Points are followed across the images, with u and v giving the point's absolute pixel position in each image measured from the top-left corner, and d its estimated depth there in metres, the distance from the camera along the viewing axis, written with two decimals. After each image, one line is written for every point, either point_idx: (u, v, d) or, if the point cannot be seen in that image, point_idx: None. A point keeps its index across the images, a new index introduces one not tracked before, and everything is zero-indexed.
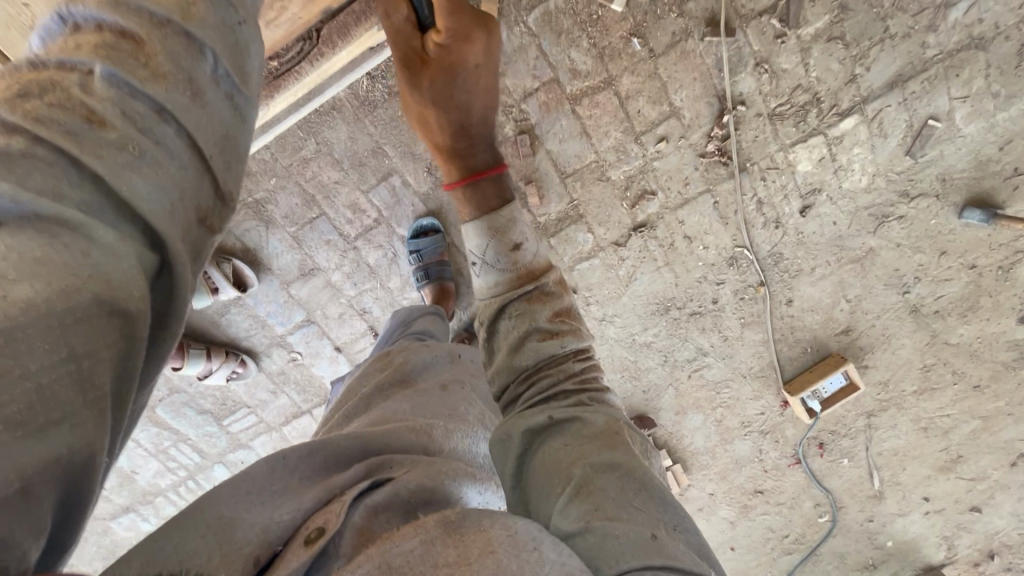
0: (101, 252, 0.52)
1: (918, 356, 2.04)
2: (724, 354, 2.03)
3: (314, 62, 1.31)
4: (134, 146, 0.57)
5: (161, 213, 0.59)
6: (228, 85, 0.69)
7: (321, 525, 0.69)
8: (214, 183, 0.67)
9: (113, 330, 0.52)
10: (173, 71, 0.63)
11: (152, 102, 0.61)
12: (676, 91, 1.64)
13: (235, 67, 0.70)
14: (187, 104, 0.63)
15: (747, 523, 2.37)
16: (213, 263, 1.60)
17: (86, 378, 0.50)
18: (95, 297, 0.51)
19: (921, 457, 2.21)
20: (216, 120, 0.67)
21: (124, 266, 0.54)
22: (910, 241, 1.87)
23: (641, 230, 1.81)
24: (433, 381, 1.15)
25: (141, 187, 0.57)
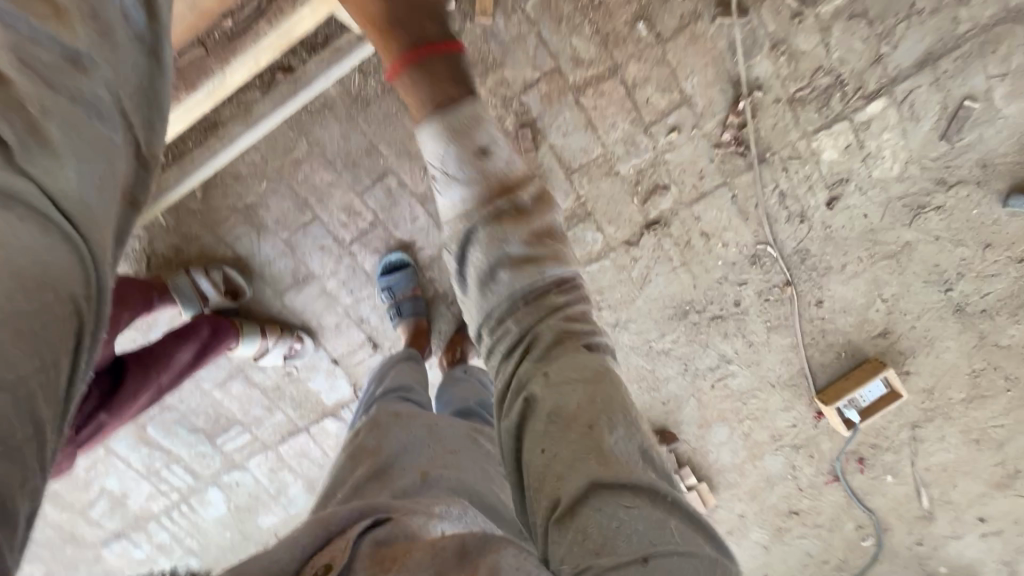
0: (38, 238, 0.56)
1: (966, 360, 1.86)
2: (749, 361, 1.87)
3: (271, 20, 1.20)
4: (36, 106, 0.60)
5: (99, 202, 0.63)
6: (137, 22, 0.72)
7: (328, 562, 0.65)
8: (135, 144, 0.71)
9: (65, 327, 0.57)
10: (74, 9, 0.66)
11: (64, 50, 0.64)
12: (686, 77, 1.54)
13: (147, 5, 0.74)
14: (98, 44, 0.68)
15: (783, 548, 2.16)
16: (201, 271, 1.54)
17: (50, 388, 0.55)
18: (54, 295, 0.56)
19: (975, 472, 2.00)
20: (129, 64, 0.71)
21: (57, 259, 0.57)
22: (950, 233, 1.71)
23: (654, 228, 1.69)
24: (416, 468, 0.90)
25: (67, 165, 0.61)
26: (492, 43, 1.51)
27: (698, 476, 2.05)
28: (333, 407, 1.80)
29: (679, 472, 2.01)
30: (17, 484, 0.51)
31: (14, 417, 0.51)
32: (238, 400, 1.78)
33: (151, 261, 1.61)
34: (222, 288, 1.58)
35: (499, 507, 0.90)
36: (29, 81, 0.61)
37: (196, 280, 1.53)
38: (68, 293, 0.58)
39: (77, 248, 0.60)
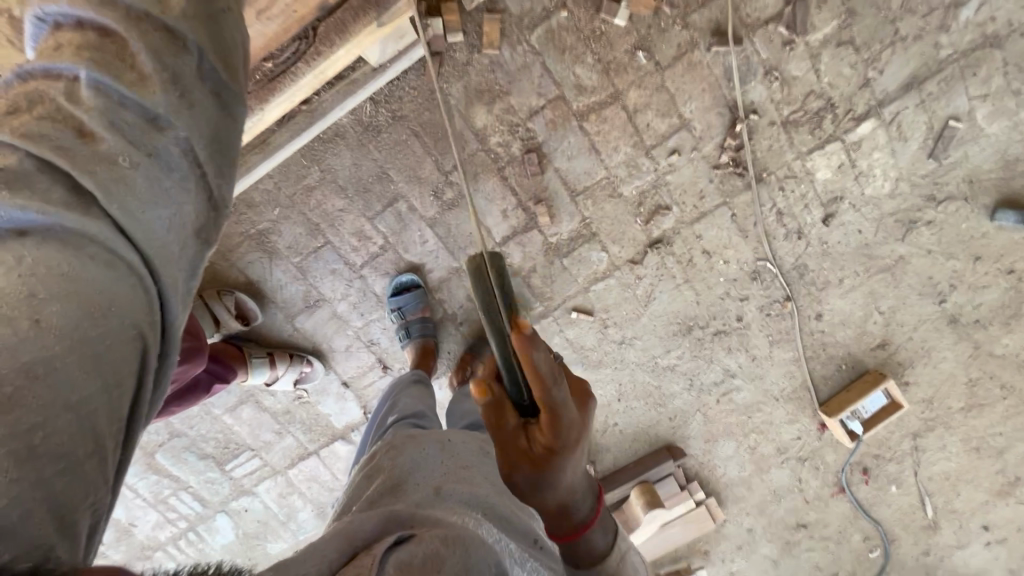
0: (115, 270, 0.58)
1: (962, 370, 1.91)
2: (753, 375, 1.91)
3: (312, 61, 1.24)
4: (124, 160, 0.63)
5: (169, 240, 0.66)
6: (213, 80, 0.76)
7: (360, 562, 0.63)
8: (209, 193, 0.73)
9: (130, 348, 0.58)
10: (158, 74, 0.69)
11: (146, 113, 0.68)
12: (685, 102, 1.60)
13: (221, 63, 0.77)
14: (176, 104, 0.70)
15: (793, 562, 2.16)
16: (214, 296, 1.56)
17: (113, 409, 0.55)
18: (120, 321, 0.57)
19: (977, 481, 2.03)
20: (206, 120, 0.73)
21: (129, 291, 0.59)
22: (942, 247, 1.77)
23: (657, 247, 1.74)
24: (429, 484, 0.87)
25: (145, 210, 0.63)
26: (498, 72, 1.56)
27: (706, 491, 2.06)
28: (343, 429, 1.80)
29: (688, 487, 2.02)
30: (77, 502, 0.51)
31: (74, 433, 0.51)
32: (248, 424, 1.78)
33: None
34: (235, 314, 1.61)
35: (516, 524, 0.86)
36: (116, 138, 0.64)
37: (210, 306, 1.55)
38: (133, 319, 0.59)
39: (146, 282, 0.61)
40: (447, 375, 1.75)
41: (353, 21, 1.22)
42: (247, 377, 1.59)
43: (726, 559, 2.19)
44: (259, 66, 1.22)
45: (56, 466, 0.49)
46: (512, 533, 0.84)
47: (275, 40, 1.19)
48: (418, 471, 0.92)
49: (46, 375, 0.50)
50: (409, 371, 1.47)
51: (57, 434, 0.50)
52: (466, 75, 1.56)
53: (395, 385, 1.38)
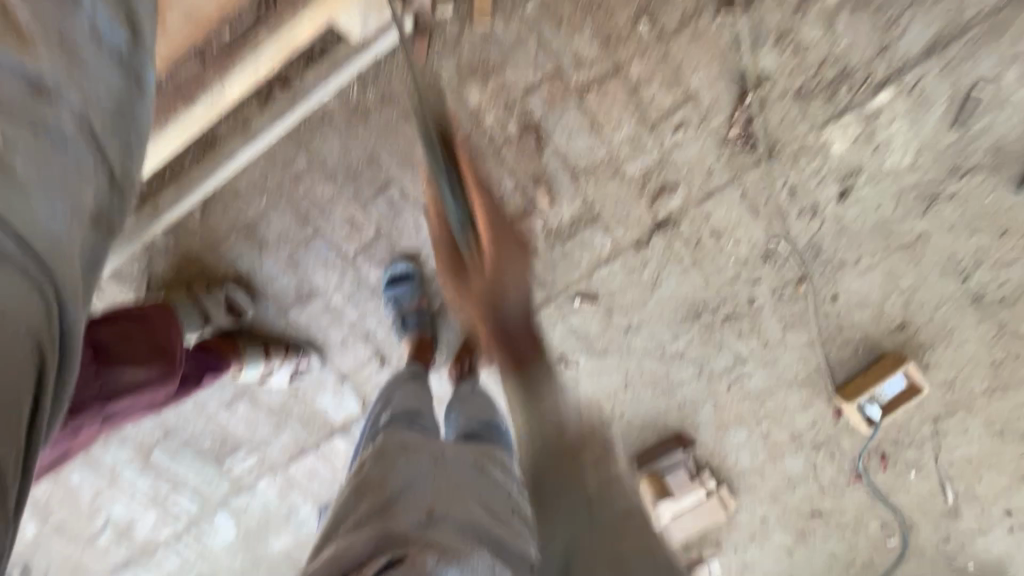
0: (6, 275, 0.57)
1: (987, 351, 1.82)
2: (765, 360, 1.83)
3: (272, 27, 1.17)
4: (3, 141, 0.59)
5: (69, 235, 0.63)
6: (110, 43, 0.72)
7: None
8: (110, 170, 0.70)
9: (22, 360, 0.58)
10: (42, 36, 0.65)
11: (31, 80, 0.63)
12: (690, 74, 1.51)
13: (118, 21, 0.74)
14: (71, 72, 0.67)
15: (807, 551, 2.10)
16: (202, 289, 1.50)
17: (12, 424, 0.57)
18: (14, 333, 0.57)
19: (1001, 465, 1.95)
20: (104, 89, 0.71)
21: (20, 301, 0.58)
22: (966, 222, 1.68)
23: (663, 229, 1.66)
24: (422, 506, 0.82)
25: (40, 197, 0.60)
26: (491, 47, 1.47)
27: (718, 481, 2.00)
28: (342, 425, 1.75)
29: (699, 476, 1.96)
30: None
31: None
32: (244, 421, 1.74)
33: (153, 283, 1.58)
34: (224, 308, 1.55)
35: (512, 551, 0.80)
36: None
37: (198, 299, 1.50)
38: (27, 333, 0.58)
39: (44, 291, 0.60)
40: (447, 366, 1.68)
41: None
42: (241, 369, 1.55)
43: (739, 548, 2.14)
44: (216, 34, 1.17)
45: None
46: (504, 560, 0.77)
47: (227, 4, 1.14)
48: (408, 491, 0.86)
49: None
50: (406, 365, 1.40)
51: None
52: (459, 50, 1.49)
53: (391, 381, 1.31)
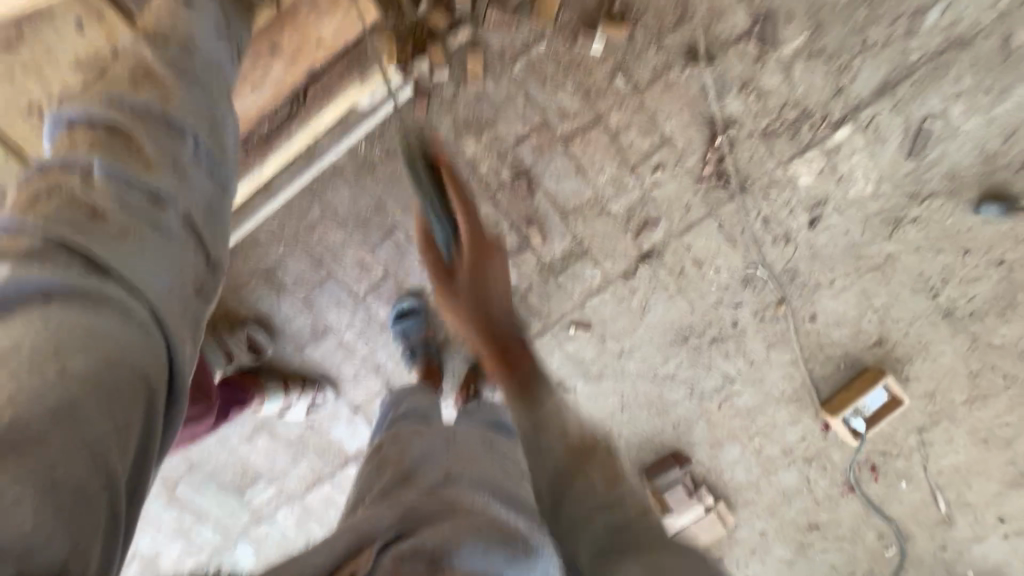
0: (128, 326, 0.61)
1: (962, 362, 1.93)
2: (752, 378, 1.94)
3: (299, 120, 1.43)
4: (136, 232, 0.66)
5: (172, 293, 0.67)
6: (207, 158, 0.82)
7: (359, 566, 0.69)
8: (206, 252, 0.77)
9: (135, 396, 0.58)
10: (160, 158, 0.74)
11: (150, 190, 0.71)
12: (665, 121, 1.67)
13: (212, 140, 0.84)
14: (177, 181, 0.75)
15: (808, 563, 2.17)
16: (226, 331, 1.64)
17: (123, 447, 0.56)
18: (129, 369, 0.58)
19: (989, 472, 2.03)
20: (202, 195, 0.79)
21: (138, 341, 0.60)
22: (930, 243, 1.82)
23: (649, 260, 1.79)
24: (441, 468, 0.93)
25: (144, 270, 0.65)
26: (484, 104, 1.63)
27: (715, 497, 2.08)
28: (356, 453, 1.85)
29: (696, 493, 2.05)
30: (86, 534, 0.50)
31: (91, 468, 0.52)
32: (264, 453, 1.85)
33: None
34: (246, 347, 1.68)
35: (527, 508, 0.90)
36: (123, 212, 0.67)
37: (223, 340, 1.64)
38: (143, 368, 0.60)
39: (154, 333, 0.63)
40: (454, 393, 1.82)
41: (341, 76, 1.42)
42: (262, 404, 1.68)
43: (740, 563, 2.21)
44: (257, 127, 1.45)
45: (72, 496, 0.49)
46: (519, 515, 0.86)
47: (265, 105, 1.38)
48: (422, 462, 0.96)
49: (68, 416, 0.52)
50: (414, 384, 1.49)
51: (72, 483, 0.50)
52: (453, 108, 1.63)
53: (398, 394, 1.40)
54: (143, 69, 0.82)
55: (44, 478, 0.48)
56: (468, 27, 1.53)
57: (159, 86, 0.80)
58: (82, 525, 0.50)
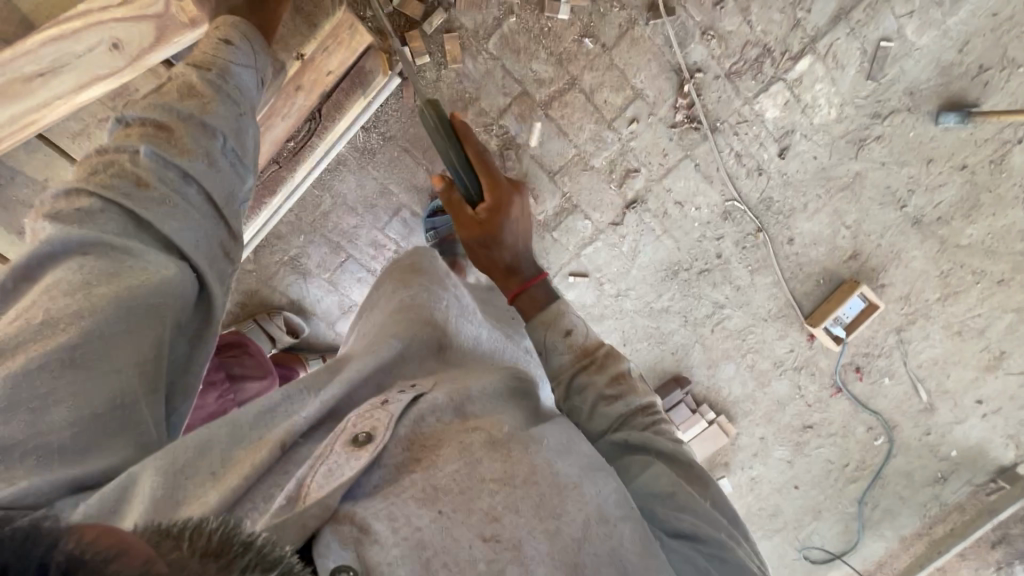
0: (153, 260, 0.74)
1: (933, 264, 2.09)
2: (740, 302, 2.14)
3: (321, 134, 1.56)
4: (172, 199, 0.80)
5: (195, 241, 0.81)
6: (232, 156, 0.91)
7: (369, 430, 0.68)
8: (229, 227, 0.88)
9: (156, 319, 0.72)
10: (195, 148, 0.85)
11: (180, 170, 0.82)
12: (635, 75, 1.78)
13: (237, 142, 0.93)
14: (206, 169, 0.85)
15: (805, 459, 2.44)
16: (266, 316, 1.84)
17: (144, 351, 0.70)
18: (149, 294, 0.71)
19: (964, 361, 2.22)
20: (226, 183, 0.89)
21: (163, 272, 0.74)
22: (895, 157, 1.94)
23: (634, 206, 1.95)
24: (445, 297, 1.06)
25: (176, 225, 0.79)
26: (465, 82, 1.75)
27: (716, 412, 2.33)
28: None
29: (699, 410, 2.29)
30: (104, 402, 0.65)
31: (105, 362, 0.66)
32: None
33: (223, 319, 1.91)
34: (285, 330, 1.89)
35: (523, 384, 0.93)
36: (162, 185, 0.80)
37: (263, 325, 1.84)
38: (165, 295, 0.73)
39: (183, 268, 0.78)
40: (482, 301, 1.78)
41: (346, 99, 1.52)
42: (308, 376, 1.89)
43: (745, 466, 2.49)
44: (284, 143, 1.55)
45: (94, 375, 0.65)
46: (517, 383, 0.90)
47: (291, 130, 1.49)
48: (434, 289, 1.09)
49: (88, 318, 0.66)
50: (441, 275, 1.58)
51: (102, 392, 0.65)
52: (439, 90, 1.76)
53: None
54: (188, 84, 0.92)
55: (66, 358, 0.64)
56: (442, 11, 1.63)
57: (200, 98, 0.91)
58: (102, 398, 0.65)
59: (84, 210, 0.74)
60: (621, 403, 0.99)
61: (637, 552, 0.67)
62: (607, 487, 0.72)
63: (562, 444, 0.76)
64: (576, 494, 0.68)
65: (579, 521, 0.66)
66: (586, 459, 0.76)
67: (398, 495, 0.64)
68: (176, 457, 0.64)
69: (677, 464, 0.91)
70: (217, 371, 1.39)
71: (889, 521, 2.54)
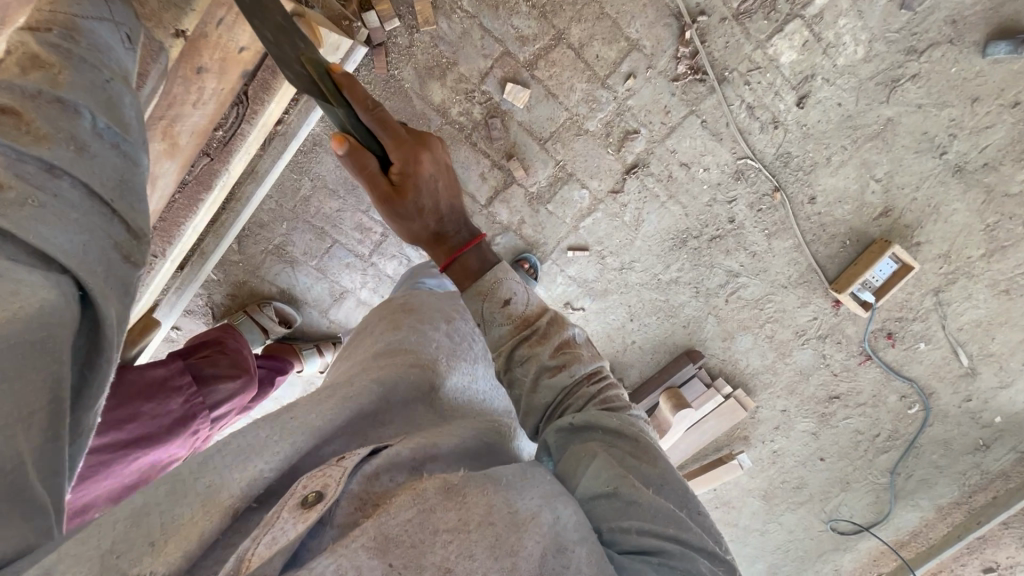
0: (31, 282, 0.62)
1: (978, 217, 1.87)
2: (756, 270, 1.98)
3: (252, 121, 1.42)
4: (36, 200, 0.67)
5: (77, 248, 0.69)
6: (111, 135, 0.81)
7: (319, 489, 0.58)
8: (127, 224, 0.79)
9: (43, 356, 0.59)
10: (55, 132, 0.74)
11: (43, 163, 0.71)
12: (629, 24, 1.60)
13: (112, 119, 0.83)
14: (75, 156, 0.74)
15: (832, 431, 2.31)
16: (256, 308, 1.81)
17: (26, 396, 0.57)
18: (28, 327, 0.58)
19: (1013, 322, 2.01)
20: (109, 170, 0.79)
21: (44, 296, 0.62)
22: (933, 98, 1.70)
23: (635, 171, 1.80)
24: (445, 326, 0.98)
25: (48, 232, 0.66)
26: (441, 45, 1.61)
27: (733, 385, 2.21)
28: None
29: (715, 384, 2.17)
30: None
31: None
32: None
33: (216, 312, 1.88)
34: (277, 320, 1.85)
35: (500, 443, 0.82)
36: (25, 185, 0.67)
37: (254, 317, 1.80)
38: (51, 324, 0.61)
39: (68, 287, 0.66)
40: None
41: (274, 76, 1.37)
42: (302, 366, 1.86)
43: (766, 439, 2.38)
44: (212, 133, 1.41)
45: None
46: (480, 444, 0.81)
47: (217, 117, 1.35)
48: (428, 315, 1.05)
49: None
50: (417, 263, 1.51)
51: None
52: (413, 57, 1.61)
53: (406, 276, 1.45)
54: (30, 55, 0.81)
55: None
56: None
57: (49, 70, 0.80)
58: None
59: None
60: (565, 373, 0.87)
61: (592, 572, 0.60)
62: (567, 509, 0.65)
63: (521, 475, 0.69)
64: (533, 527, 0.60)
65: (537, 555, 0.58)
66: (544, 484, 0.68)
67: (343, 550, 0.53)
68: (103, 540, 0.53)
69: (625, 437, 0.80)
70: (184, 375, 1.34)
71: (924, 491, 2.40)
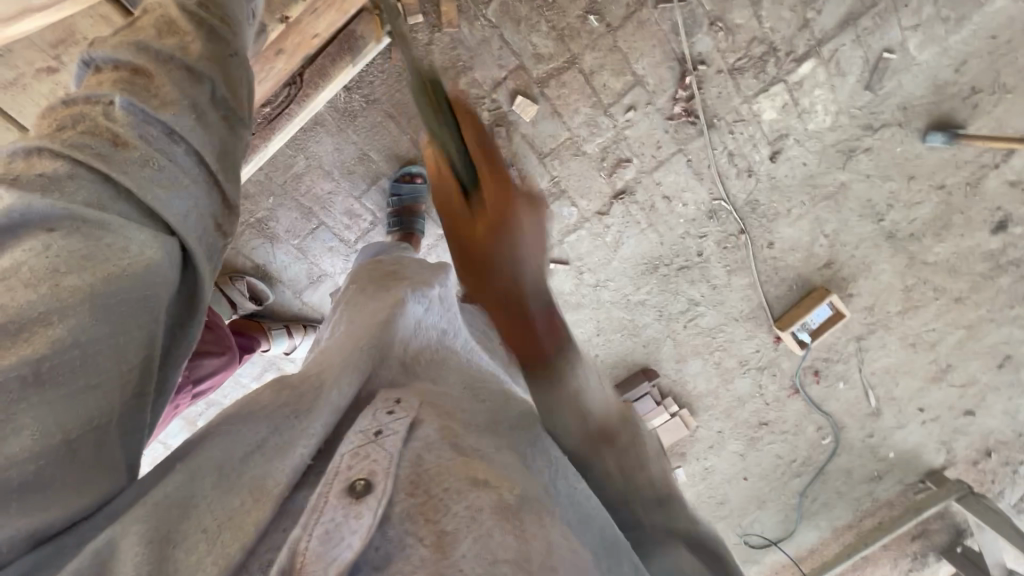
0: (146, 235, 0.65)
1: (900, 278, 2.13)
2: (715, 301, 2.15)
3: (301, 103, 1.46)
4: (155, 162, 0.70)
5: (184, 211, 0.71)
6: (225, 107, 0.85)
7: (366, 476, 0.61)
8: (225, 193, 0.80)
9: (143, 314, 0.62)
10: (178, 99, 0.77)
11: (165, 127, 0.74)
12: (637, 60, 1.71)
13: (231, 92, 0.86)
14: (193, 125, 0.77)
15: (757, 453, 2.55)
16: (228, 282, 1.74)
17: (122, 353, 0.59)
18: (130, 285, 0.61)
19: (914, 371, 2.32)
20: (220, 141, 0.81)
21: (147, 253, 0.64)
22: (879, 171, 1.95)
23: (622, 197, 1.92)
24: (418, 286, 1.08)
25: (164, 195, 0.69)
26: (460, 48, 1.65)
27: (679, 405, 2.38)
28: None
29: (663, 402, 2.34)
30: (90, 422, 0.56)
31: (84, 371, 0.56)
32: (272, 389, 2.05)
33: None
34: (248, 296, 1.80)
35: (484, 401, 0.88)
36: (148, 146, 0.71)
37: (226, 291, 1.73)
38: (151, 284, 0.63)
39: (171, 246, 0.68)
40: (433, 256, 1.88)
41: (333, 65, 1.44)
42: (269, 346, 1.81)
43: (700, 457, 2.59)
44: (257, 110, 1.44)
45: (87, 379, 0.56)
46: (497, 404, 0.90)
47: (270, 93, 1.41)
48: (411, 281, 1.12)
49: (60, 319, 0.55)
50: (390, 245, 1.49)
51: (74, 412, 0.55)
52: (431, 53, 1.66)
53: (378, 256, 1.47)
54: (167, 21, 0.86)
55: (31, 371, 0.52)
56: None
57: (181, 38, 0.84)
58: (86, 413, 0.56)
59: (47, 175, 0.62)
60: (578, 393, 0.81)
61: None
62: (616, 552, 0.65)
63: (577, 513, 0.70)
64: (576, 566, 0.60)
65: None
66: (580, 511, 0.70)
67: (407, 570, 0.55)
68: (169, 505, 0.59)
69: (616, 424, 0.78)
70: None
71: (825, 514, 2.68)
